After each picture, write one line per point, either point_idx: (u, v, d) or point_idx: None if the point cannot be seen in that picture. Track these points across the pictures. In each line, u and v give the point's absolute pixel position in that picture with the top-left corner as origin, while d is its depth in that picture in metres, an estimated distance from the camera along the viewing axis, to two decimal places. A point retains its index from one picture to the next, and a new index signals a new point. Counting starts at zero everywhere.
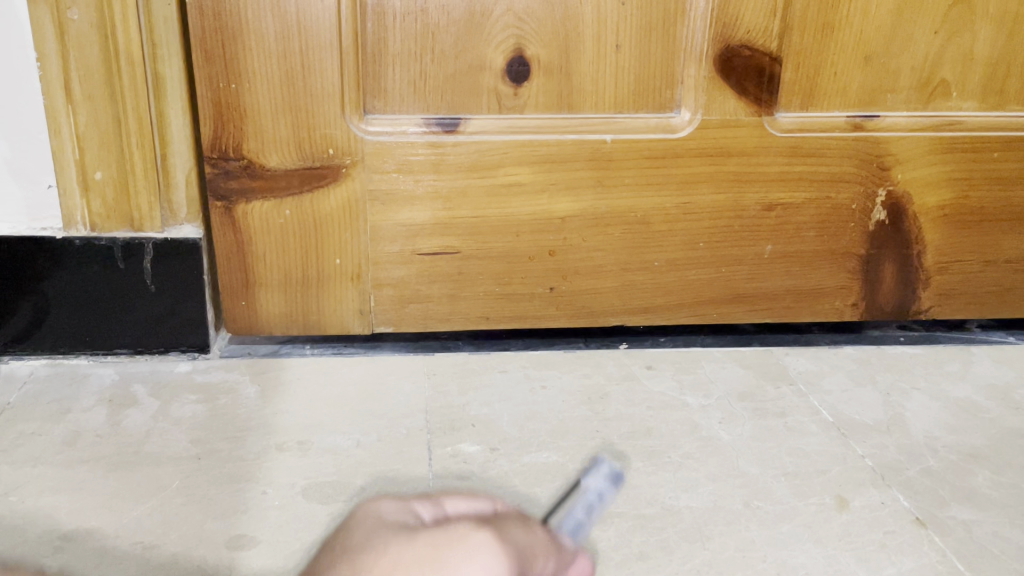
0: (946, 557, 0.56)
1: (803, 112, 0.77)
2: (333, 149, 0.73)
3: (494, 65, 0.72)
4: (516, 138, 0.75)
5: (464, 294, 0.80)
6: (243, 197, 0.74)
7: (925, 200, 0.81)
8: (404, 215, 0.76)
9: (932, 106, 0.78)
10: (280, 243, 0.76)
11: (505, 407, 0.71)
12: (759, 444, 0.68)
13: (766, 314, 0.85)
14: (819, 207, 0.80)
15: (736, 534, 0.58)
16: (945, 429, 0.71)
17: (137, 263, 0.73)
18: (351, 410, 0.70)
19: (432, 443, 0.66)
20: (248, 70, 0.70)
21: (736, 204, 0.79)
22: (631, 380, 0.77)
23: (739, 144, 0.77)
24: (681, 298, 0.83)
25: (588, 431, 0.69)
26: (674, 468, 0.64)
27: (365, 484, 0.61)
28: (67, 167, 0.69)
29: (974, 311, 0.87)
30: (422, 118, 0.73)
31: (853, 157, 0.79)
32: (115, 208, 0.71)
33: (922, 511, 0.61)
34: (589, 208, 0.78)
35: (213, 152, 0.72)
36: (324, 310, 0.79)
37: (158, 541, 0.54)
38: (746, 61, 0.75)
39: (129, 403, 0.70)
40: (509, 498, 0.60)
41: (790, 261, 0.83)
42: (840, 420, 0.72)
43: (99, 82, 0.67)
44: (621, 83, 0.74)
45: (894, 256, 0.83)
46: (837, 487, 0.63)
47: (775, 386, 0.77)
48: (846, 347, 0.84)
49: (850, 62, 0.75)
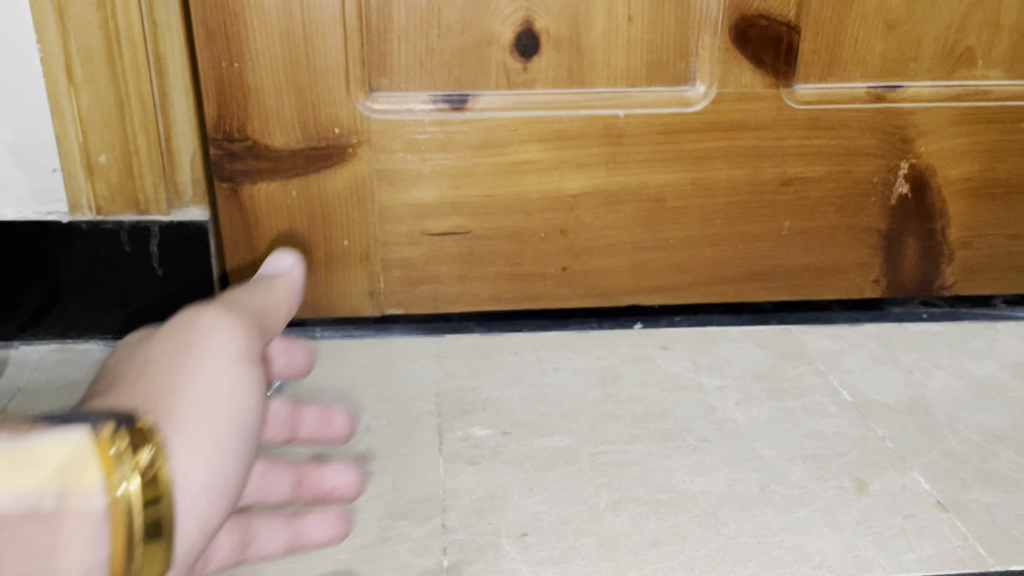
0: (969, 542, 0.55)
1: (823, 83, 0.74)
2: (338, 128, 0.72)
3: (502, 39, 0.70)
4: (524, 115, 0.73)
5: (474, 275, 0.79)
6: (249, 178, 0.72)
7: (949, 172, 0.79)
8: (412, 194, 0.75)
9: (956, 74, 0.75)
10: (288, 225, 0.75)
11: (516, 390, 0.71)
12: (776, 425, 0.67)
13: (784, 291, 0.83)
14: (839, 181, 0.78)
15: (751, 519, 0.56)
16: (968, 410, 0.69)
17: (143, 247, 0.72)
18: (361, 394, 0.69)
19: (443, 427, 0.65)
20: (252, 48, 0.68)
21: (753, 178, 0.77)
22: (645, 361, 0.76)
23: (757, 117, 0.75)
24: (697, 276, 0.81)
25: (601, 413, 0.68)
26: (688, 451, 0.63)
27: (373, 469, 0.60)
28: (70, 151, 0.68)
29: (998, 286, 0.85)
30: (429, 95, 0.71)
31: (875, 129, 0.76)
32: (120, 191, 0.70)
33: (943, 495, 0.59)
34: (601, 185, 0.76)
35: (218, 133, 0.70)
36: (333, 292, 0.78)
37: None
38: (763, 31, 0.72)
39: None
40: (519, 484, 0.59)
41: (809, 237, 0.81)
42: (859, 400, 0.70)
43: (100, 62, 0.65)
44: (633, 55, 0.72)
45: (916, 230, 0.81)
46: (856, 470, 0.62)
47: (793, 366, 0.75)
48: (867, 325, 0.83)
49: (870, 31, 0.73)
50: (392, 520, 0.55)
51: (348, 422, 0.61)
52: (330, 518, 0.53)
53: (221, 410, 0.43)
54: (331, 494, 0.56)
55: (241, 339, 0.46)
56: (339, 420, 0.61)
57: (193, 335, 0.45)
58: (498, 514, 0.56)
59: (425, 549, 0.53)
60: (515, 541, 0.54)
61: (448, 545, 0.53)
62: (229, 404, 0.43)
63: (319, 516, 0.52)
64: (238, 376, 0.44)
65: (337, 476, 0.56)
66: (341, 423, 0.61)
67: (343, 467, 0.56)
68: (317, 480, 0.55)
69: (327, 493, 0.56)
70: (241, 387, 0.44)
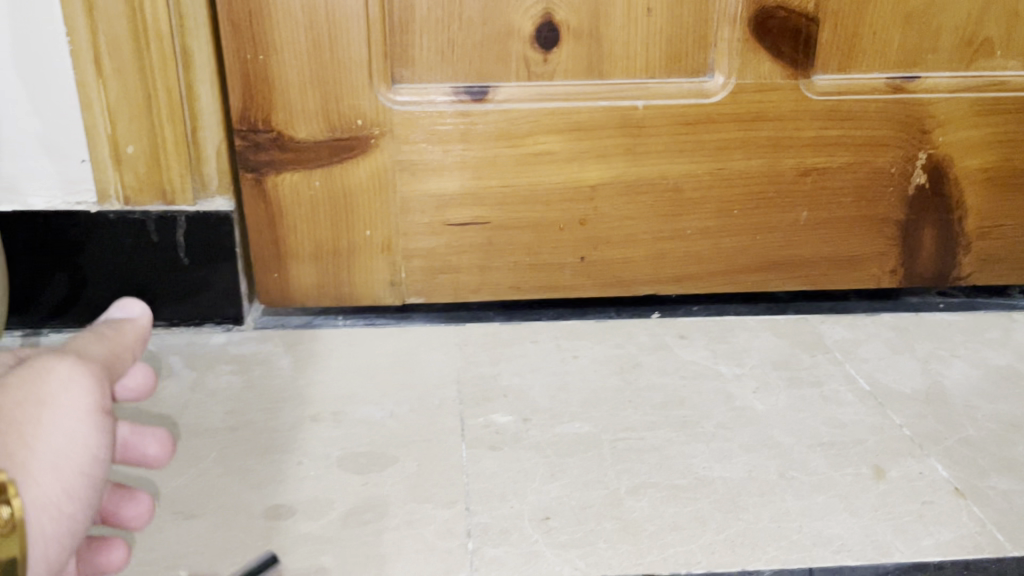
0: (986, 528, 0.55)
1: (841, 74, 0.75)
2: (361, 120, 0.73)
3: (523, 31, 0.71)
4: (544, 106, 0.73)
5: (494, 265, 0.80)
6: (273, 169, 0.74)
7: (967, 162, 0.79)
8: (433, 185, 0.76)
9: (975, 65, 0.76)
10: (311, 215, 0.76)
11: (536, 378, 0.71)
12: (794, 413, 0.67)
13: (801, 281, 0.84)
14: (857, 172, 0.79)
15: (770, 504, 0.57)
16: (985, 398, 0.70)
17: (170, 237, 0.73)
18: (384, 381, 0.70)
19: (465, 413, 0.66)
20: (277, 41, 0.69)
21: (771, 169, 0.78)
22: (663, 350, 0.76)
23: (775, 108, 0.76)
24: (714, 266, 0.82)
25: (620, 401, 0.69)
26: (707, 438, 0.64)
27: (397, 454, 0.61)
28: (99, 142, 0.69)
29: (1015, 276, 0.85)
30: (450, 86, 0.72)
31: (893, 120, 0.77)
32: (147, 182, 0.71)
33: (960, 481, 0.60)
34: (620, 175, 0.77)
35: (243, 125, 0.72)
36: (356, 281, 0.79)
37: (197, 511, 0.55)
38: (782, 22, 0.73)
39: (166, 374, 0.71)
40: (541, 469, 0.60)
41: (826, 227, 0.81)
42: (877, 389, 0.71)
43: (128, 55, 0.66)
44: (652, 46, 0.72)
45: (933, 221, 0.81)
46: (874, 457, 0.62)
47: (811, 355, 0.76)
48: (883, 314, 0.83)
49: (889, 22, 0.73)
50: (417, 503, 0.56)
51: (150, 374, 0.46)
52: (142, 495, 0.46)
53: (71, 470, 0.35)
54: (143, 461, 0.45)
55: (93, 389, 0.37)
56: (139, 370, 0.45)
57: (35, 384, 0.36)
58: (521, 498, 0.57)
59: (450, 532, 0.54)
60: (538, 524, 0.55)
61: (472, 527, 0.54)
62: (82, 461, 0.36)
63: (134, 495, 0.46)
64: (92, 431, 0.37)
65: (147, 441, 0.45)
66: (138, 376, 0.45)
67: (149, 431, 0.45)
68: (131, 448, 0.45)
69: (136, 460, 0.45)
70: (94, 444, 0.37)
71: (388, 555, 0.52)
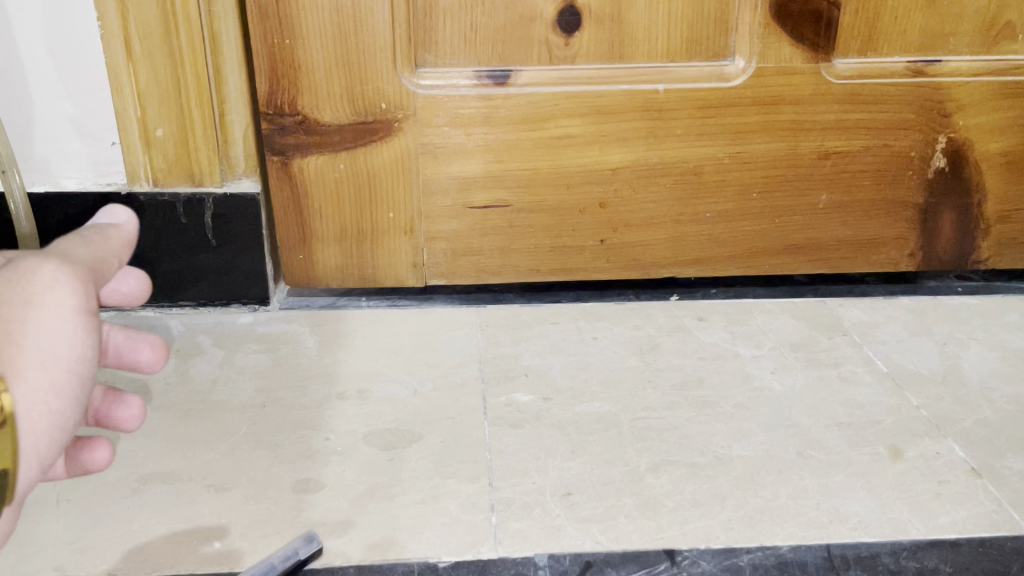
0: (1002, 507, 0.56)
1: (861, 58, 0.75)
2: (385, 104, 0.74)
3: (545, 16, 0.72)
4: (565, 90, 0.74)
5: (516, 247, 0.81)
6: (300, 152, 0.75)
7: (988, 146, 0.79)
8: (455, 168, 0.77)
9: (996, 49, 0.76)
10: (336, 197, 0.77)
11: (556, 358, 0.73)
12: (812, 393, 0.68)
13: (820, 264, 0.84)
14: (876, 155, 0.79)
15: (789, 482, 0.58)
16: (1003, 380, 0.70)
17: (198, 219, 0.75)
18: (408, 360, 0.72)
19: (488, 392, 0.67)
20: (303, 25, 0.70)
21: (791, 153, 0.79)
22: (682, 331, 0.77)
23: (796, 92, 0.76)
24: (733, 249, 0.83)
25: (640, 380, 0.70)
26: (726, 417, 0.65)
27: (422, 431, 0.62)
28: (128, 124, 0.70)
29: None
30: (473, 70, 0.73)
31: (913, 103, 0.77)
32: (176, 164, 0.73)
33: (977, 461, 0.60)
34: (641, 158, 0.78)
35: (270, 108, 0.73)
36: (379, 263, 0.80)
37: (228, 484, 0.57)
38: (803, 6, 0.73)
39: (195, 352, 0.72)
40: (562, 446, 0.61)
41: (845, 210, 0.82)
42: (895, 371, 0.71)
43: (159, 41, 0.67)
44: (673, 30, 0.73)
45: (952, 205, 0.82)
46: (891, 437, 0.63)
47: (829, 337, 0.76)
48: (901, 298, 0.84)
49: (910, 6, 0.73)
50: (442, 479, 0.57)
51: (142, 280, 0.45)
52: (133, 398, 0.45)
53: (57, 369, 0.34)
54: (138, 365, 0.45)
55: (78, 289, 0.36)
56: (133, 277, 0.45)
57: (20, 284, 0.34)
58: (543, 474, 0.58)
59: (474, 506, 0.55)
60: (559, 500, 0.56)
61: (496, 502, 0.56)
62: (71, 357, 0.34)
63: (125, 399, 0.44)
64: (81, 329, 0.35)
65: (140, 348, 0.45)
66: (132, 282, 0.45)
67: (142, 337, 0.45)
68: (125, 354, 0.44)
69: (130, 365, 0.45)
70: (80, 345, 0.35)
71: (414, 528, 0.53)
